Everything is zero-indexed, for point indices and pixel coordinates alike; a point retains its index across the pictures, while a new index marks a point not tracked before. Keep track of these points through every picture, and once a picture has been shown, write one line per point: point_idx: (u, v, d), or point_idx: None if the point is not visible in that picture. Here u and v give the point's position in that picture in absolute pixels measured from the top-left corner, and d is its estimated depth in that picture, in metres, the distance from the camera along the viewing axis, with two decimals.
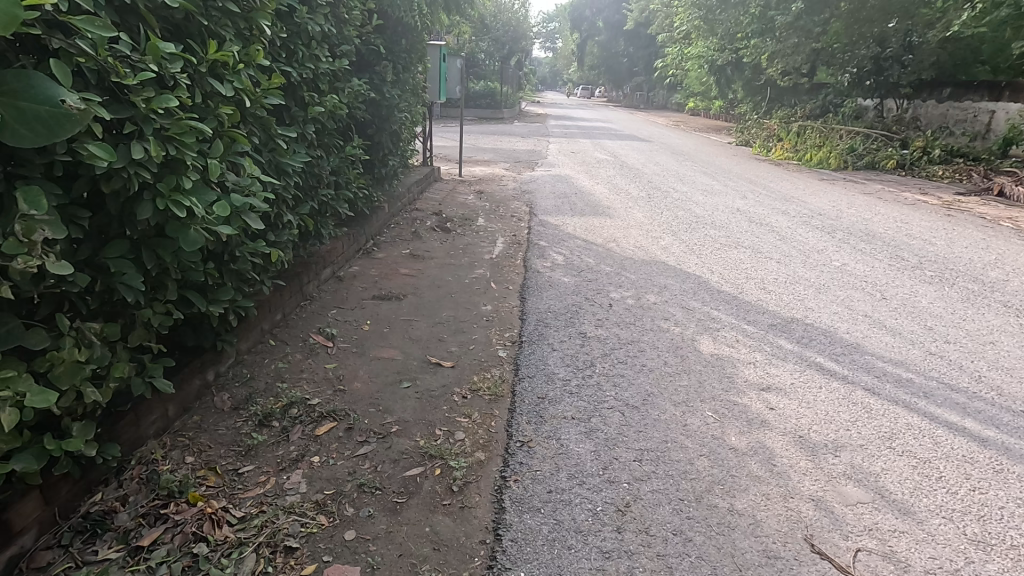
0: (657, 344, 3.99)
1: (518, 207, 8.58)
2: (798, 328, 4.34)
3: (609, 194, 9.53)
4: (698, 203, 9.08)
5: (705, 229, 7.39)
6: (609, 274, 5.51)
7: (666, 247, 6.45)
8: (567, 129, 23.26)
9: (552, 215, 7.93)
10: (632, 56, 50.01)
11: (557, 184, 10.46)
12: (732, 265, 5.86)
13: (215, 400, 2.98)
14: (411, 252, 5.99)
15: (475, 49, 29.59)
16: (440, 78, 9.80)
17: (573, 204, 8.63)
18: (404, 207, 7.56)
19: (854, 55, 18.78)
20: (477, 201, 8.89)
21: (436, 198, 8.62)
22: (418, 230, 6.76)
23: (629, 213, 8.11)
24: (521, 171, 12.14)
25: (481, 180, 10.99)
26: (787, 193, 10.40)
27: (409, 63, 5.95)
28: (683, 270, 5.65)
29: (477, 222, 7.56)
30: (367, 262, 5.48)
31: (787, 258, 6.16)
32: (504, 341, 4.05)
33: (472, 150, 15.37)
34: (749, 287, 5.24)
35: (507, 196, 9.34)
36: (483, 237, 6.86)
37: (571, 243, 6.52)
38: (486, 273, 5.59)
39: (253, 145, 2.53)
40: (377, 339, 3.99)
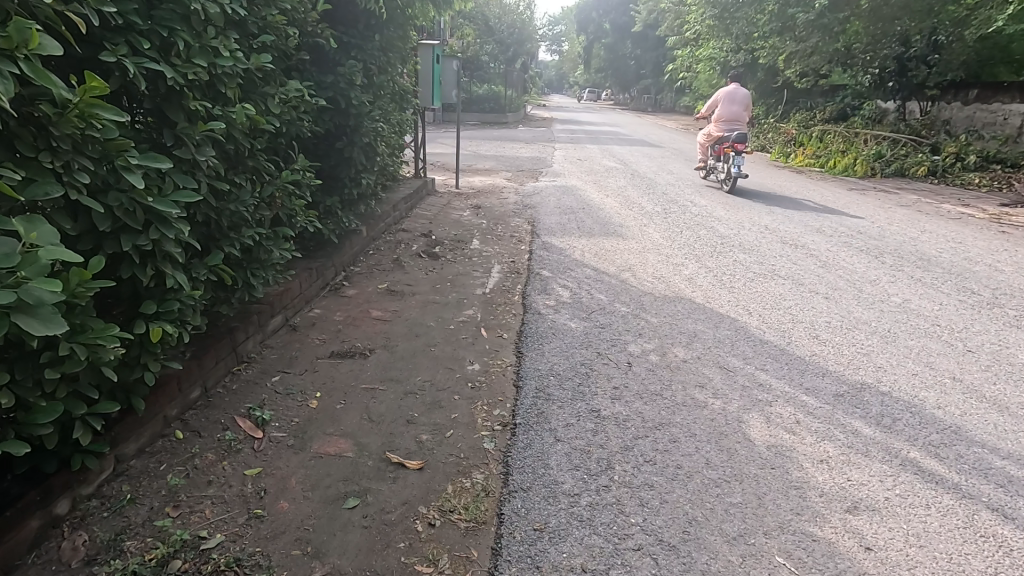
0: (693, 430, 3.02)
1: (517, 225, 7.64)
2: (874, 401, 3.35)
3: (621, 209, 8.58)
4: (720, 219, 8.10)
5: (733, 253, 6.42)
6: (625, 316, 4.55)
7: (690, 277, 5.48)
8: (574, 134, 22.33)
9: (557, 236, 6.98)
10: (640, 58, 49.03)
11: (562, 197, 9.52)
12: (772, 304, 4.88)
13: (60, 550, 2.05)
14: (389, 287, 5.05)
15: (479, 52, 28.76)
16: (432, 81, 8.85)
17: (580, 222, 7.68)
18: (388, 228, 6.65)
19: (877, 55, 17.75)
20: (472, 218, 7.96)
21: (427, 215, 7.69)
22: (400, 257, 5.83)
23: (644, 233, 7.15)
24: (524, 181, 11.21)
25: (479, 192, 10.06)
26: (819, 207, 9.40)
27: (387, 64, 5.06)
28: (713, 310, 4.68)
29: (471, 245, 6.62)
30: (332, 303, 4.54)
31: (836, 293, 5.19)
32: (492, 424, 3.10)
33: (473, 158, 14.45)
34: (798, 335, 4.26)
35: (507, 212, 8.40)
36: (476, 265, 5.91)
37: (579, 273, 5.57)
38: (476, 314, 4.63)
39: (70, 186, 1.64)
40: (325, 423, 3.04)
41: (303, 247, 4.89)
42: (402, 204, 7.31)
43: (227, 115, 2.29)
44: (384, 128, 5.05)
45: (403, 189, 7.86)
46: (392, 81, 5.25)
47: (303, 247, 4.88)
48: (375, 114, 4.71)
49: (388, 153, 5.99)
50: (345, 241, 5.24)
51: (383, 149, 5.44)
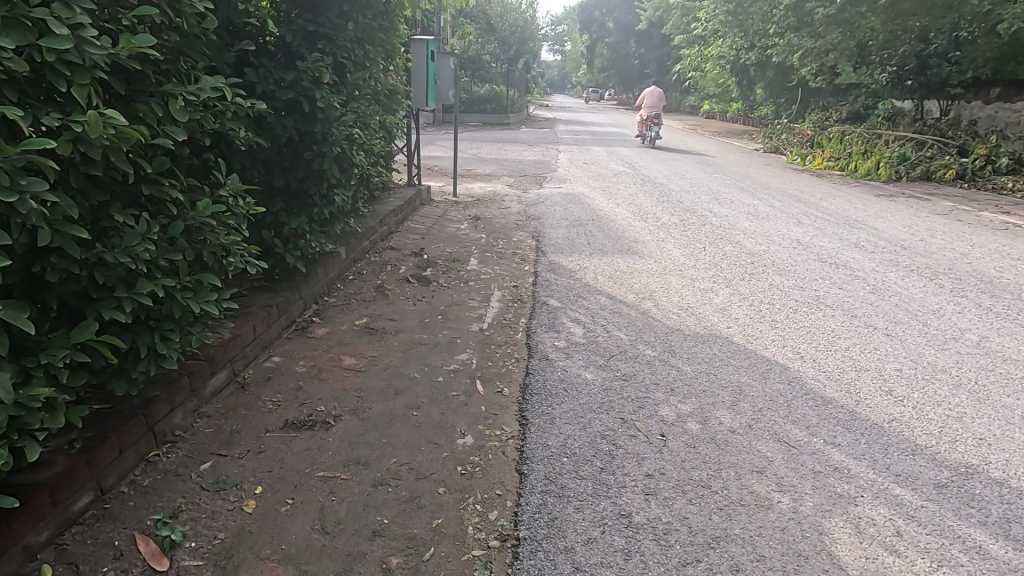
0: (760, 551, 2.23)
1: (519, 241, 6.84)
2: (991, 498, 2.55)
3: (634, 221, 7.76)
4: (746, 233, 7.29)
5: (766, 274, 5.63)
6: (651, 363, 3.75)
7: (723, 309, 4.68)
8: (578, 135, 21.53)
9: (565, 254, 6.18)
10: (644, 57, 48.18)
11: (569, 206, 8.71)
12: (825, 344, 4.08)
13: None
14: (369, 323, 4.26)
15: (480, 52, 27.98)
16: (425, 80, 8.02)
17: (590, 237, 6.87)
18: (373, 247, 5.86)
19: (895, 52, 16.95)
20: (470, 232, 7.18)
21: (419, 230, 6.90)
22: (385, 283, 5.04)
23: (663, 251, 6.34)
24: (527, 188, 10.42)
25: (479, 201, 9.27)
26: (850, 217, 8.59)
27: (363, 59, 4.26)
28: (757, 355, 3.88)
29: (468, 267, 5.82)
30: (296, 348, 3.74)
31: (896, 328, 4.39)
32: (486, 539, 2.30)
33: (473, 162, 13.66)
34: (866, 390, 3.46)
35: (509, 224, 7.61)
36: (472, 292, 5.12)
37: (592, 303, 4.78)
38: (473, 359, 3.85)
39: None
40: (261, 541, 2.23)
41: (266, 277, 4.10)
42: (390, 218, 6.52)
43: (69, 127, 1.60)
44: (362, 135, 4.25)
45: (393, 200, 7.07)
46: (374, 78, 4.46)
47: (266, 279, 4.09)
48: (348, 119, 3.92)
49: (370, 163, 5.21)
50: (318, 268, 4.45)
51: (363, 159, 4.65)
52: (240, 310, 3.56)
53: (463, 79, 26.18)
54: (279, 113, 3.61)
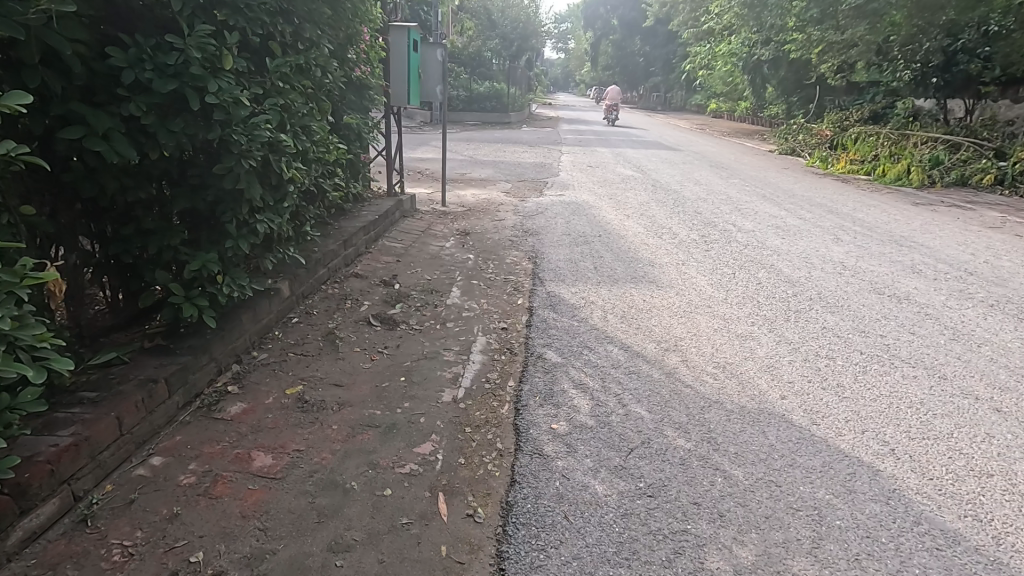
0: None
1: (512, 265, 5.78)
2: None
3: (648, 239, 6.68)
4: (779, 254, 6.20)
5: (814, 312, 4.57)
6: (687, 463, 2.69)
7: (771, 368, 3.61)
8: (582, 136, 20.42)
9: (567, 283, 5.11)
10: (649, 55, 47.00)
11: (572, 219, 7.63)
12: (920, 429, 3.00)
13: None
14: (304, 393, 3.19)
15: (481, 48, 26.97)
16: (406, 75, 6.94)
17: (597, 260, 5.79)
18: (331, 277, 4.80)
19: (919, 48, 15.85)
20: (456, 252, 6.13)
21: (395, 251, 5.84)
22: (339, 329, 3.99)
23: (685, 279, 5.27)
24: (526, 196, 9.35)
25: (470, 211, 8.21)
26: (893, 232, 7.51)
27: (295, 39, 3.20)
28: (830, 448, 2.81)
29: (448, 300, 4.76)
30: (191, 440, 2.68)
31: (1005, 399, 3.31)
32: None
33: (470, 165, 12.63)
34: (1002, 516, 2.39)
35: (503, 242, 6.56)
36: (450, 339, 4.06)
37: (602, 357, 3.72)
38: (438, 454, 2.77)
39: None
40: None
41: (164, 334, 3.06)
42: (358, 239, 5.47)
43: None
44: (298, 141, 3.20)
45: (365, 214, 6.02)
46: (315, 66, 3.41)
47: (164, 336, 3.04)
48: (270, 120, 2.87)
49: (320, 175, 4.16)
50: (242, 316, 3.41)
51: (305, 171, 3.60)
52: (105, 393, 2.53)
53: (462, 77, 25.16)
54: (163, 113, 2.56)
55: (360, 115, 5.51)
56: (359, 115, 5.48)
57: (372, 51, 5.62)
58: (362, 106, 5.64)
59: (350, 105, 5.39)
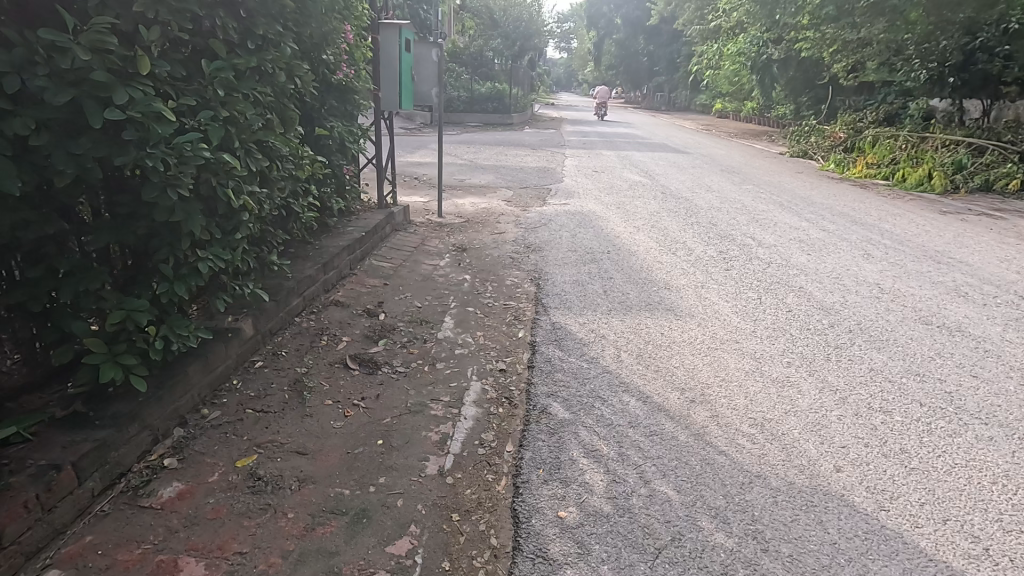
0: None
1: (512, 288, 5.21)
2: None
3: (661, 256, 6.12)
4: (807, 275, 5.62)
5: (857, 349, 3.99)
6: (731, 573, 2.12)
7: (819, 428, 3.04)
8: (587, 138, 19.84)
9: (574, 312, 4.54)
10: (653, 54, 46.35)
11: (578, 233, 7.06)
12: (1014, 518, 2.43)
13: None
14: (258, 466, 2.63)
15: (482, 48, 26.41)
16: (397, 77, 6.35)
17: (605, 283, 5.22)
18: (307, 307, 4.24)
19: (935, 47, 15.24)
20: (451, 272, 5.57)
21: (382, 273, 5.28)
22: (309, 375, 3.43)
23: (706, 306, 4.71)
24: (528, 205, 8.78)
25: (468, 223, 7.67)
26: (926, 246, 6.91)
27: (244, 37, 2.63)
28: (908, 550, 2.24)
29: (440, 334, 4.20)
30: (104, 542, 2.13)
31: None
32: None
33: (470, 170, 12.09)
34: None
35: (503, 260, 6.00)
36: (439, 385, 3.50)
37: (616, 413, 3.15)
38: (417, 558, 2.21)
39: None
40: None
41: (86, 398, 2.50)
42: (340, 261, 4.91)
43: None
44: (250, 162, 2.64)
45: (350, 231, 5.47)
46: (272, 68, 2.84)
47: (85, 400, 2.49)
48: (208, 138, 2.30)
49: (289, 195, 3.60)
50: (188, 369, 2.85)
51: (265, 195, 3.03)
52: None
53: (463, 77, 24.63)
54: (62, 132, 1.99)
55: (341, 123, 4.94)
56: (340, 123, 4.92)
57: (355, 51, 5.06)
58: (345, 113, 5.07)
59: (329, 112, 4.83)
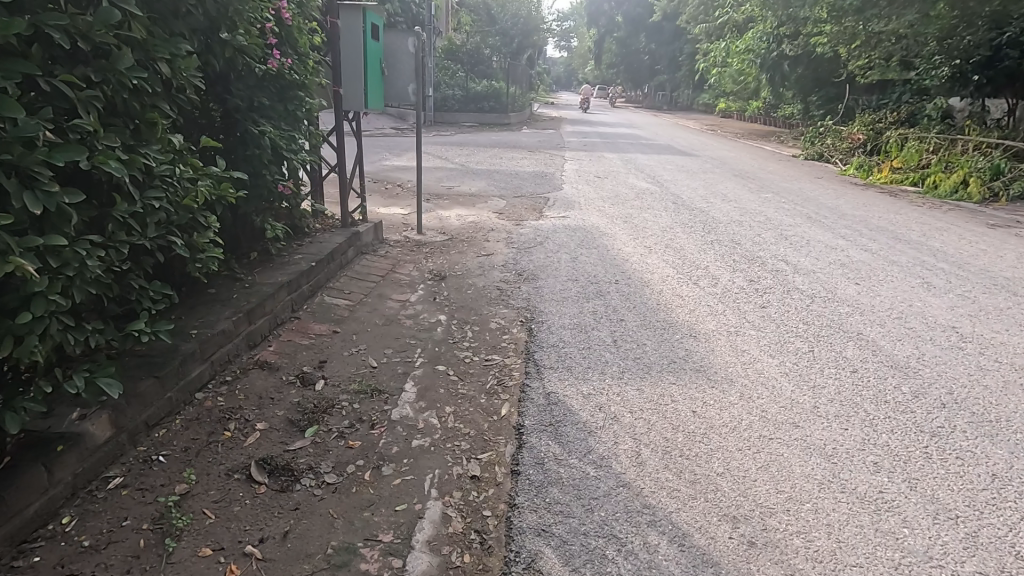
0: None
1: (497, 336, 4.14)
2: None
3: (681, 288, 5.04)
4: (862, 313, 4.56)
5: (963, 438, 2.92)
6: None
7: None
8: (588, 139, 18.74)
9: (575, 376, 3.46)
10: (655, 52, 45.22)
11: (579, 255, 5.98)
12: None
13: None
14: None
15: (479, 45, 25.34)
16: (362, 71, 5.27)
17: (614, 329, 4.14)
18: (216, 377, 3.15)
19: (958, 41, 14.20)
20: (423, 311, 4.50)
21: (334, 315, 4.21)
22: (188, 500, 2.33)
23: (746, 365, 3.64)
24: (522, 218, 7.69)
25: (452, 242, 6.59)
26: (990, 271, 5.85)
27: None
28: None
29: (396, 414, 3.11)
30: None
31: None
32: None
33: (460, 175, 11.00)
34: None
35: (488, 294, 4.94)
36: (380, 510, 2.41)
37: (639, 572, 2.09)
38: None
39: None
40: None
41: None
42: (274, 305, 3.83)
43: None
44: (22, 199, 1.62)
45: (296, 262, 4.40)
46: (68, 38, 1.80)
47: None
48: None
49: (169, 232, 2.53)
50: None
51: (93, 243, 1.97)
52: None
53: (459, 76, 23.54)
54: None
55: (274, 127, 3.88)
56: (273, 127, 3.86)
57: (294, 35, 4.00)
58: (282, 114, 4.01)
59: (256, 114, 3.76)
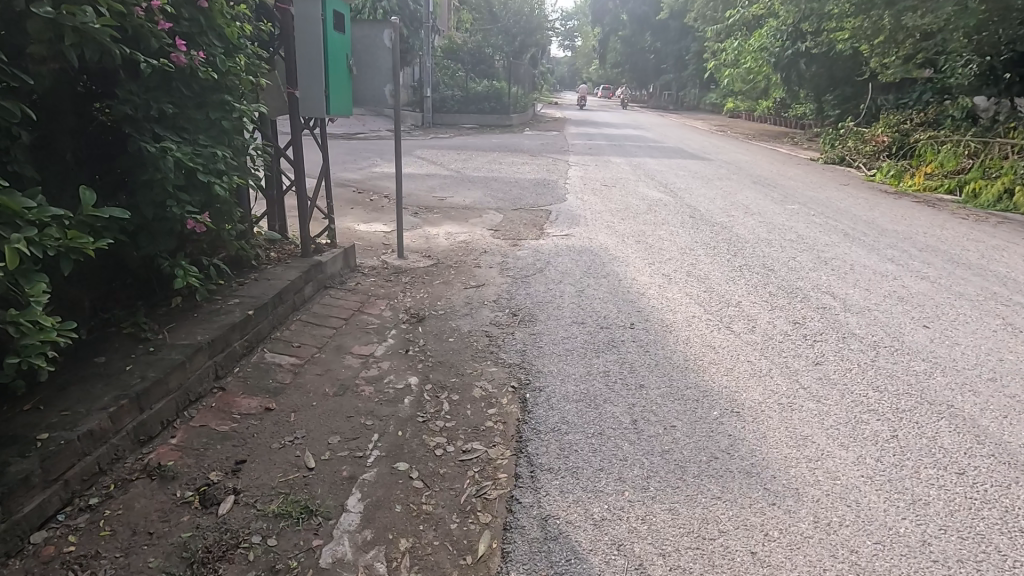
0: None
1: (480, 412, 3.19)
2: None
3: (711, 336, 4.09)
4: (943, 373, 3.61)
5: None
6: None
7: None
8: (593, 142, 17.79)
9: (582, 488, 2.52)
10: (660, 50, 44.19)
11: (585, 287, 5.04)
12: None
13: None
14: None
15: (479, 44, 24.42)
16: (323, 72, 4.36)
17: (633, 402, 3.20)
18: (74, 500, 2.25)
19: (990, 37, 13.07)
20: (391, 372, 3.57)
21: (274, 383, 3.29)
22: None
23: (812, 463, 2.70)
24: (520, 236, 6.75)
25: (438, 268, 5.66)
26: None
27: None
28: None
29: (327, 559, 2.17)
30: None
31: None
32: None
33: (454, 184, 10.09)
34: None
35: (475, 344, 4.01)
36: None
37: None
38: None
39: None
40: None
41: None
42: (184, 378, 2.90)
43: None
44: None
45: (226, 312, 3.47)
46: None
47: None
48: None
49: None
50: None
51: None
52: None
53: (459, 76, 22.63)
54: None
55: (185, 142, 2.96)
56: (184, 142, 2.95)
57: (215, 20, 3.10)
58: (200, 125, 3.07)
59: (158, 126, 2.86)
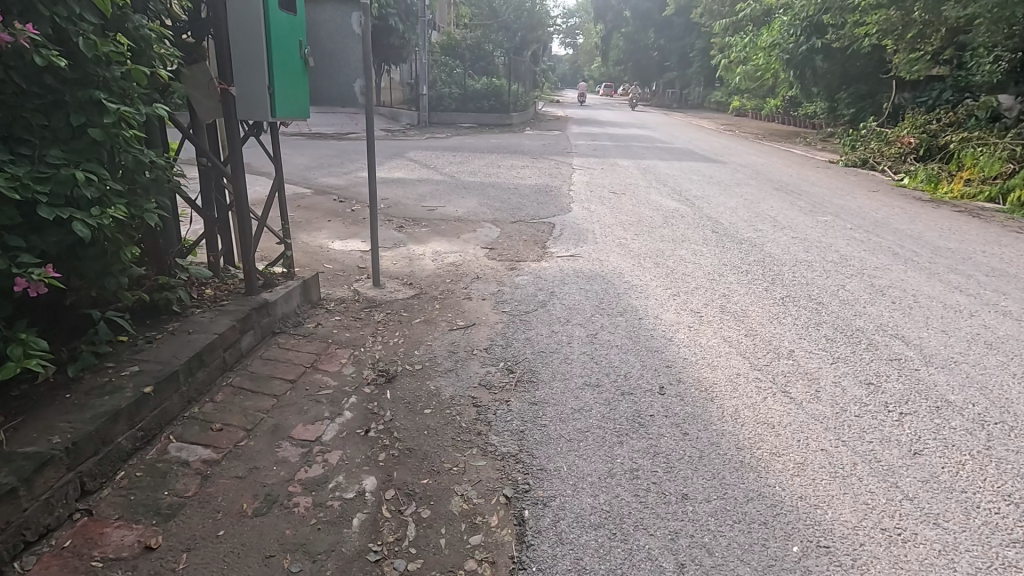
0: None
1: (459, 543, 2.24)
2: None
3: (765, 406, 3.15)
4: None
5: None
6: None
7: None
8: (597, 143, 16.82)
9: None
10: (664, 47, 43.19)
11: (598, 329, 4.10)
12: None
13: None
14: None
15: (478, 40, 23.49)
16: (265, 58, 3.41)
17: (676, 529, 2.26)
18: None
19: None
20: (340, 469, 2.62)
21: (170, 498, 2.33)
22: None
23: None
24: (519, 257, 5.80)
25: (421, 299, 4.72)
26: None
27: None
28: None
29: None
30: None
31: None
32: None
33: (447, 191, 9.15)
34: None
35: (458, 417, 3.06)
36: None
37: None
38: None
39: None
40: None
41: None
42: (15, 510, 1.96)
43: None
44: None
45: (112, 391, 2.50)
46: None
47: None
48: None
49: None
50: None
51: None
52: None
53: (457, 73, 21.70)
54: None
55: (18, 162, 2.07)
56: (18, 162, 2.06)
57: None
58: (49, 137, 2.19)
59: None
